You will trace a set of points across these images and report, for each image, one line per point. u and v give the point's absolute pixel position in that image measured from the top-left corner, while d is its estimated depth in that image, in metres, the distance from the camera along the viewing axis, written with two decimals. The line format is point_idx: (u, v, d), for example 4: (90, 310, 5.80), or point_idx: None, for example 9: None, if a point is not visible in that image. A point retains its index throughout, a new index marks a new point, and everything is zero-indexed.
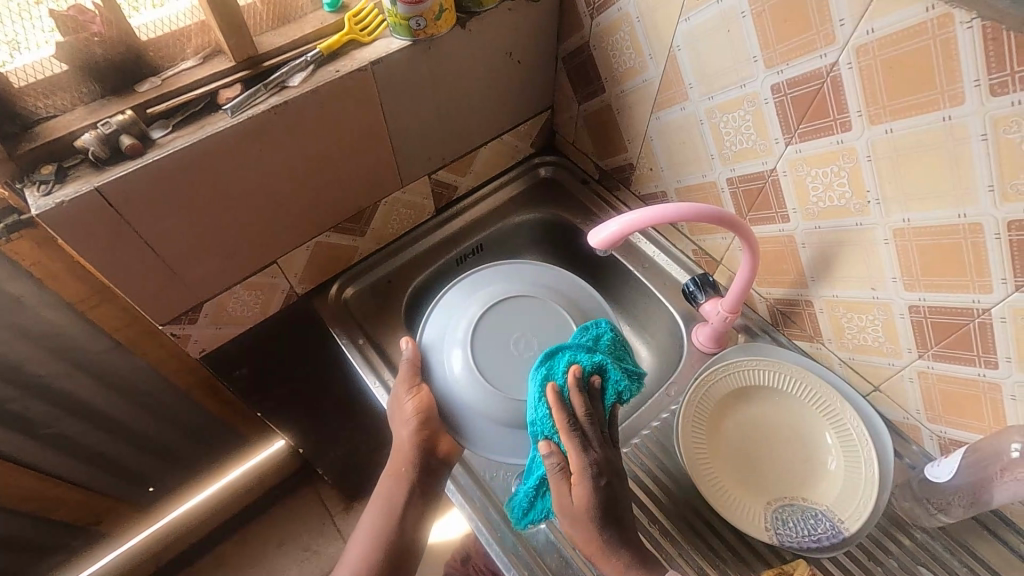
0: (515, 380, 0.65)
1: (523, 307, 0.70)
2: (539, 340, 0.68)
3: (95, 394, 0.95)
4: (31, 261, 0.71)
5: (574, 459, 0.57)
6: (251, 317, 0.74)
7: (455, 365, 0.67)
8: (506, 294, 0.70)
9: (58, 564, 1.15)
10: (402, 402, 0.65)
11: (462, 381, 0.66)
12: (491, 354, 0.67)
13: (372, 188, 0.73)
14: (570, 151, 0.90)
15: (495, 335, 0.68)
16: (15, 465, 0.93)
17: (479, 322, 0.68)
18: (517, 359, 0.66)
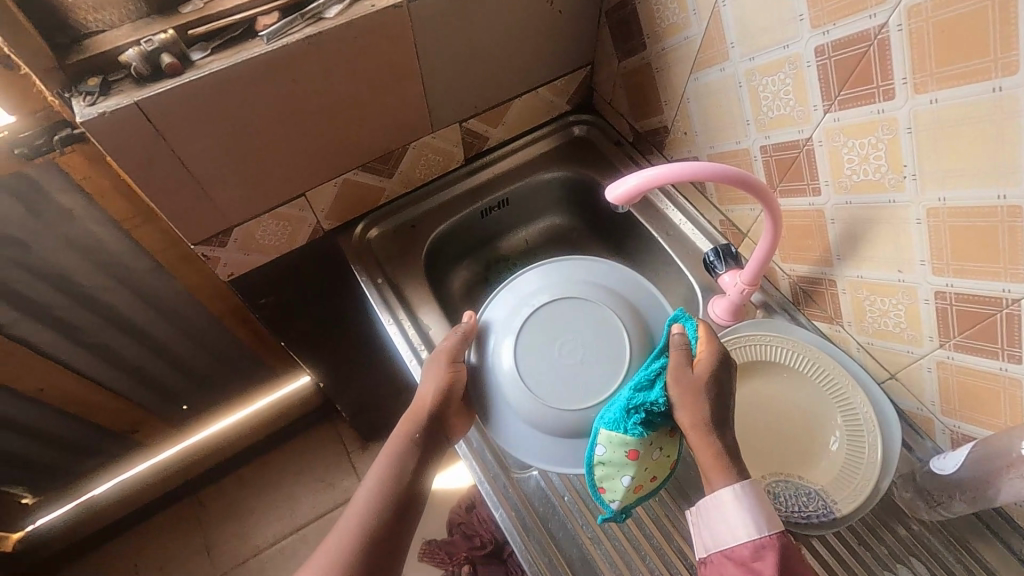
0: (552, 387, 0.59)
1: (584, 312, 0.62)
2: (597, 349, 0.61)
3: (136, 310, 1.01)
4: (82, 175, 0.76)
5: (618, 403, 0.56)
6: (279, 247, 0.76)
7: (495, 357, 0.62)
8: (567, 293, 0.63)
9: (98, 465, 1.25)
10: (435, 379, 0.63)
11: (500, 375, 0.61)
12: (535, 353, 0.61)
13: (402, 130, 0.73)
14: (606, 111, 0.89)
15: (543, 334, 0.61)
16: (62, 367, 1.01)
17: (528, 318, 0.62)
18: (571, 369, 0.60)
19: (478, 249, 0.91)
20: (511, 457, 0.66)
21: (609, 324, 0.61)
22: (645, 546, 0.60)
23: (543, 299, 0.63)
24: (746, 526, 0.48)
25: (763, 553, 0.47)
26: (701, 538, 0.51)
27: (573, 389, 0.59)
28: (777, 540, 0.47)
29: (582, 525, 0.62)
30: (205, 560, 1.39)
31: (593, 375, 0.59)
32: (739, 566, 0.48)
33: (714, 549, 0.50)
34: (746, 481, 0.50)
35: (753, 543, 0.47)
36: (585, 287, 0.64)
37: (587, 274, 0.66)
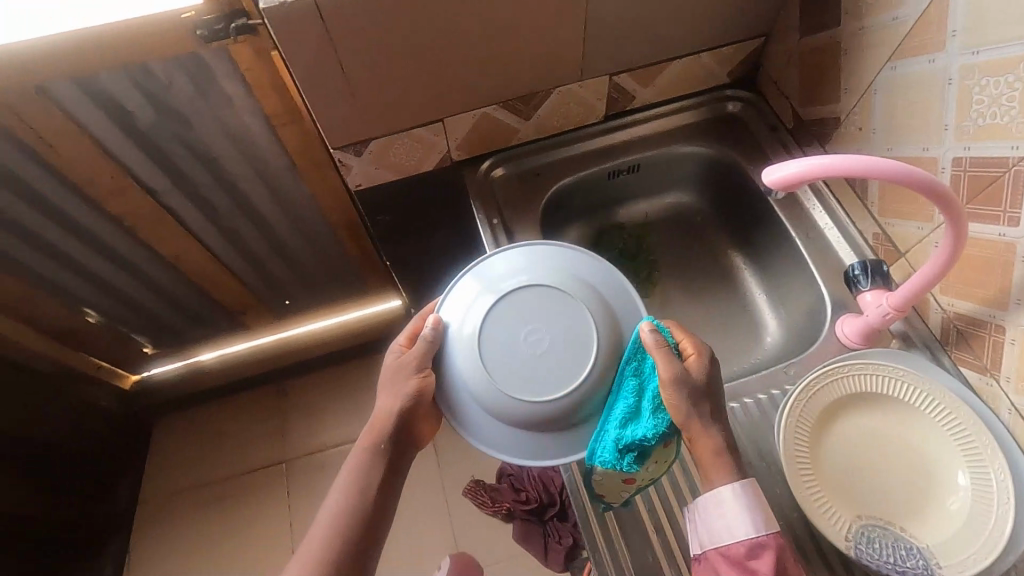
0: (512, 377, 0.55)
1: (559, 302, 0.57)
2: (559, 345, 0.55)
3: (266, 203, 1.09)
4: (248, 66, 0.82)
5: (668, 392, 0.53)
6: (407, 168, 0.78)
7: (455, 333, 0.58)
8: (545, 278, 0.58)
9: (208, 333, 1.42)
10: (406, 381, 0.58)
11: (457, 352, 0.57)
12: (498, 338, 0.56)
13: (551, 73, 0.71)
14: (770, 92, 0.81)
15: (510, 320, 0.56)
16: (196, 241, 1.12)
17: (497, 301, 0.57)
18: (529, 361, 0.55)
19: (596, 211, 0.89)
20: None
21: (583, 319, 0.56)
22: None
23: (515, 281, 0.58)
24: (742, 527, 0.50)
25: (756, 554, 0.49)
26: (696, 533, 0.53)
27: (525, 383, 0.55)
28: (774, 539, 0.49)
29: None
30: (278, 441, 1.46)
31: (552, 374, 0.55)
32: (735, 562, 0.50)
33: (706, 546, 0.52)
34: (744, 480, 0.52)
35: (751, 540, 0.49)
36: (563, 276, 0.58)
37: (564, 262, 0.60)
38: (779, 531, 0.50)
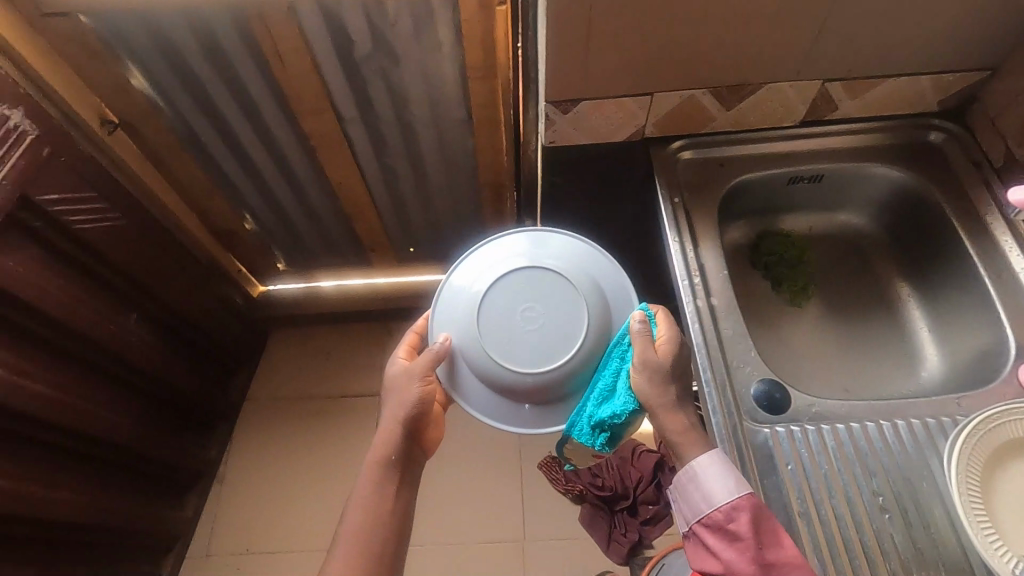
0: (498, 336, 0.63)
1: (564, 292, 0.63)
2: (547, 327, 0.63)
3: (430, 152, 1.20)
4: (467, 18, 0.91)
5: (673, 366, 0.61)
6: (599, 136, 0.81)
7: (472, 279, 0.66)
8: (564, 270, 0.65)
9: (338, 260, 1.54)
10: (410, 394, 0.67)
11: (465, 297, 0.66)
12: (501, 300, 0.63)
13: (768, 68, 0.72)
14: (979, 127, 0.79)
15: (519, 291, 0.63)
16: (360, 174, 1.24)
17: (518, 268, 0.64)
18: (516, 328, 0.63)
19: (764, 213, 0.90)
20: (747, 406, 0.65)
21: (582, 314, 0.63)
22: (860, 555, 0.56)
23: (539, 261, 0.65)
24: (714, 493, 0.54)
25: (734, 517, 0.52)
26: (681, 511, 0.57)
27: (507, 346, 0.62)
28: (749, 501, 0.53)
29: (799, 501, 0.59)
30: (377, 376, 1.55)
31: (530, 349, 0.62)
32: (717, 527, 0.53)
33: (690, 520, 0.55)
34: (711, 452, 0.56)
35: (729, 504, 0.53)
36: (577, 272, 0.65)
37: (586, 259, 0.67)
38: (753, 493, 0.53)
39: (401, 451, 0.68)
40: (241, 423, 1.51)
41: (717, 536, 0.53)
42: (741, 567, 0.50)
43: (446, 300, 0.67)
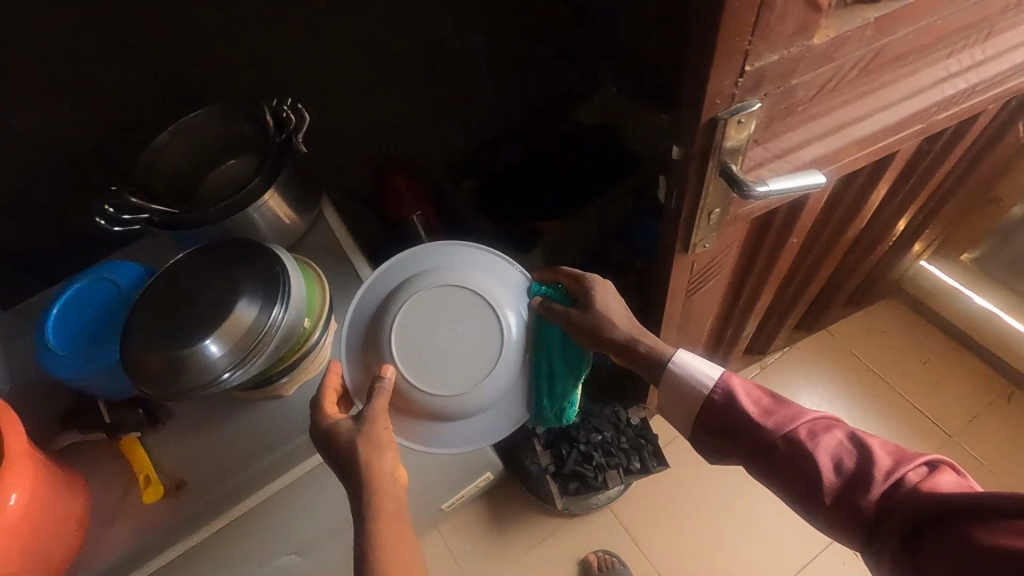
0: (416, 353, 0.77)
1: (475, 306, 0.78)
2: (462, 339, 0.77)
3: None
4: None
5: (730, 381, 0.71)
6: None
7: (399, 296, 0.79)
8: (481, 286, 0.80)
9: None
10: (374, 429, 0.68)
11: (379, 314, 0.79)
12: (421, 315, 0.78)
13: None
14: None
15: (440, 310, 0.78)
16: None
17: (428, 289, 0.78)
18: (439, 345, 0.77)
19: None
20: None
21: (493, 326, 0.79)
22: None
23: (471, 284, 0.79)
24: (701, 381, 0.73)
25: (723, 391, 0.71)
26: (667, 413, 0.78)
27: (429, 370, 0.76)
28: (723, 384, 0.71)
29: None
30: (958, 424, 1.41)
31: (456, 361, 0.77)
32: (707, 413, 0.71)
33: (695, 412, 0.73)
34: (674, 352, 0.77)
35: (707, 393, 0.72)
36: (479, 284, 0.80)
37: (496, 276, 0.82)
38: (728, 376, 0.72)
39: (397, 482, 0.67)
40: (806, 343, 1.55)
41: (713, 431, 0.71)
42: (741, 450, 0.68)
43: (368, 302, 0.81)
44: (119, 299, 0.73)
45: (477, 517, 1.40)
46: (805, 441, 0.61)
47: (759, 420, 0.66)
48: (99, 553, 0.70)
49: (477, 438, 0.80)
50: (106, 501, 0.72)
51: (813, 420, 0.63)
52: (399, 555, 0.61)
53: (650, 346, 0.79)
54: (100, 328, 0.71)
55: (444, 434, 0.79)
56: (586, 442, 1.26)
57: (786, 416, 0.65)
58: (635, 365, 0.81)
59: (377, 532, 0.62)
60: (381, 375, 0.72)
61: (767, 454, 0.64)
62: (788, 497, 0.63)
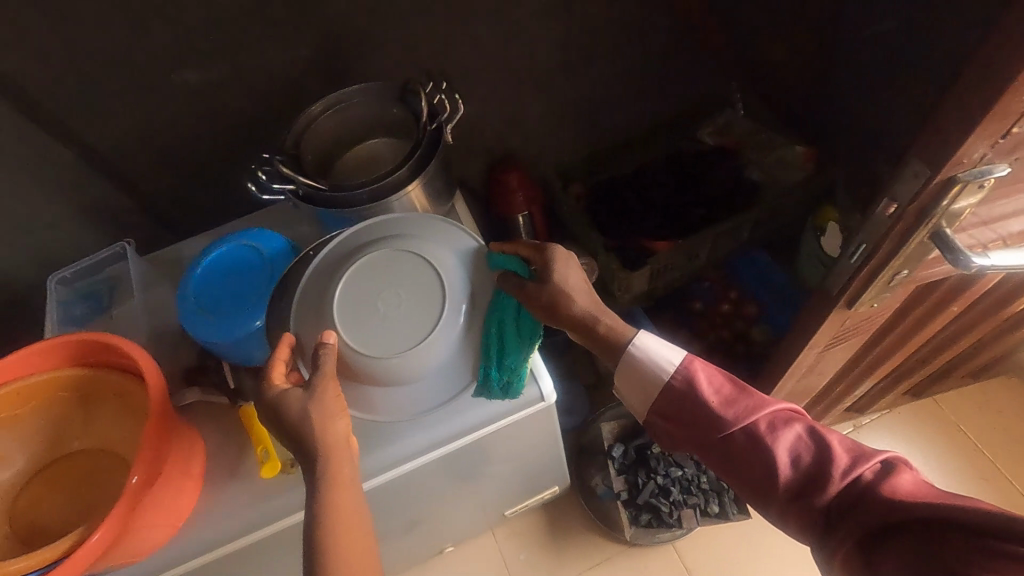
0: (363, 323, 0.70)
1: (427, 275, 0.73)
2: (415, 308, 0.71)
3: None
4: None
5: (693, 371, 0.70)
6: None
7: (342, 264, 0.73)
8: (430, 252, 0.74)
9: None
10: (325, 395, 0.64)
11: (319, 290, 0.72)
12: (369, 284, 0.72)
13: None
14: None
15: (384, 274, 0.73)
16: None
17: (373, 252, 0.74)
18: (388, 314, 0.71)
19: None
20: None
21: (438, 295, 0.72)
22: None
23: (420, 253, 0.74)
24: (661, 366, 0.71)
25: (684, 376, 0.70)
26: (623, 394, 0.76)
27: (381, 339, 0.70)
28: (683, 369, 0.70)
29: None
30: None
31: (407, 328, 0.71)
32: (666, 397, 0.71)
33: (653, 395, 0.72)
34: (639, 334, 0.74)
35: (668, 374, 0.71)
36: (432, 251, 0.74)
37: (448, 243, 0.76)
38: (688, 359, 0.71)
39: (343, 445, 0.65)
40: (909, 407, 1.44)
41: (671, 419, 0.71)
42: (695, 439, 0.68)
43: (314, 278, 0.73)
44: (261, 264, 0.75)
45: (534, 527, 1.37)
46: (764, 434, 0.63)
47: (718, 410, 0.66)
48: (208, 518, 0.68)
49: (413, 410, 0.74)
50: (220, 465, 0.70)
51: (774, 412, 0.64)
52: (348, 516, 0.63)
53: (612, 327, 0.75)
54: (239, 290, 0.73)
55: (378, 402, 0.73)
56: (665, 474, 1.21)
57: (746, 408, 0.65)
58: (597, 347, 0.76)
59: (326, 492, 0.62)
60: (324, 338, 0.66)
61: (726, 445, 0.65)
62: (739, 486, 0.65)
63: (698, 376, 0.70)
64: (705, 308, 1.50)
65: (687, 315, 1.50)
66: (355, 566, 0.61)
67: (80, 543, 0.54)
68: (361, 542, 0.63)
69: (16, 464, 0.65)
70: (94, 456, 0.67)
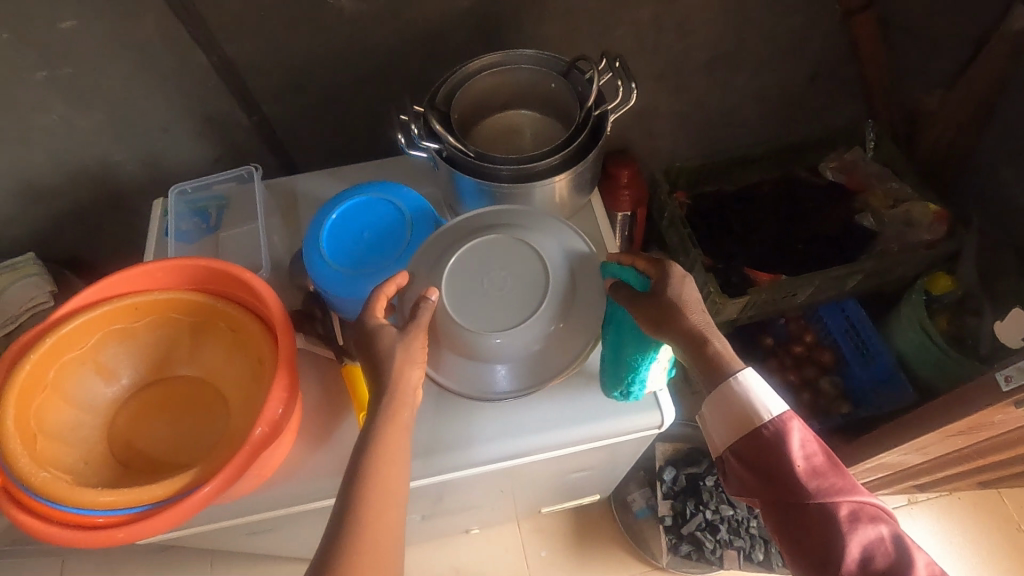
0: (463, 296, 0.66)
1: (533, 267, 0.68)
2: (512, 295, 0.66)
3: None
4: None
5: (789, 428, 0.59)
6: None
7: (460, 236, 0.69)
8: (545, 246, 0.69)
9: None
10: (412, 345, 0.60)
11: (433, 255, 0.68)
12: (478, 261, 0.68)
13: None
14: None
15: (493, 251, 0.68)
16: None
17: (493, 229, 0.69)
18: (486, 293, 0.66)
19: None
20: None
21: (538, 289, 0.67)
22: None
23: (533, 244, 0.68)
24: (757, 410, 0.59)
25: (777, 429, 0.59)
26: (715, 444, 0.64)
27: (475, 313, 0.65)
28: (778, 421, 0.58)
29: None
30: None
31: (499, 311, 0.66)
32: (750, 446, 0.60)
33: (733, 432, 0.61)
34: (744, 368, 0.60)
35: (760, 423, 0.59)
36: (544, 247, 0.68)
37: (562, 241, 0.70)
38: (784, 412, 0.59)
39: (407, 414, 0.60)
40: (970, 496, 1.37)
41: (743, 464, 0.61)
42: (758, 494, 0.60)
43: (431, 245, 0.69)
44: (402, 225, 0.72)
45: (561, 527, 1.30)
46: (842, 521, 0.55)
47: (800, 477, 0.57)
48: (294, 478, 0.66)
49: (473, 391, 0.66)
50: (314, 427, 0.68)
51: (861, 502, 0.56)
52: (391, 461, 0.58)
53: (720, 352, 0.60)
54: (378, 248, 0.70)
55: (441, 367, 0.67)
56: (714, 511, 1.19)
57: (833, 486, 0.56)
58: (693, 367, 0.62)
59: (385, 432, 0.58)
60: (427, 294, 0.62)
61: (792, 511, 0.57)
62: (793, 559, 0.58)
63: (793, 433, 0.58)
64: (775, 345, 1.38)
65: (756, 347, 1.39)
66: (388, 512, 0.57)
67: (194, 491, 0.51)
68: (398, 487, 0.59)
69: (122, 379, 0.62)
70: (200, 386, 0.64)
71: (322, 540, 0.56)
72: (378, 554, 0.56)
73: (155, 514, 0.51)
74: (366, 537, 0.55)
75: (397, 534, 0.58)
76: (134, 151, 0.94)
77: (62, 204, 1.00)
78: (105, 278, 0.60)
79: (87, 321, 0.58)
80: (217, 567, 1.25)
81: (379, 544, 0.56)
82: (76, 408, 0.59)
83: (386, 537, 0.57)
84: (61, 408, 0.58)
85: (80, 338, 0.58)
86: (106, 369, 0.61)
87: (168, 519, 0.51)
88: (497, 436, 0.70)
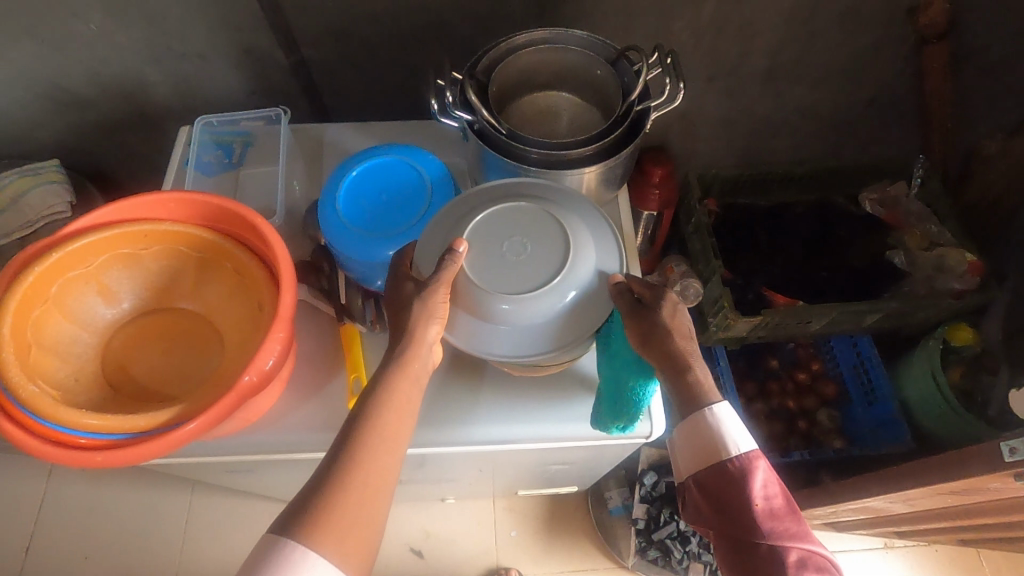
0: (483, 252, 0.64)
1: (556, 240, 0.64)
2: (529, 264, 0.63)
3: None
4: None
5: (756, 469, 0.59)
6: None
7: (495, 198, 0.67)
8: (573, 224, 0.66)
9: None
10: (433, 298, 0.60)
11: (466, 211, 0.66)
12: (506, 224, 0.65)
13: None
14: None
15: (515, 217, 0.66)
16: None
17: (526, 198, 0.67)
18: (505, 255, 0.63)
19: None
20: None
21: (557, 260, 0.64)
22: None
23: (562, 220, 0.65)
24: (725, 444, 0.60)
25: (743, 466, 0.59)
26: (678, 470, 0.65)
27: (490, 273, 0.63)
28: (746, 461, 0.60)
29: None
30: None
31: (513, 275, 0.63)
32: (713, 477, 0.61)
33: (699, 463, 0.62)
34: (720, 404, 0.61)
35: (727, 458, 0.60)
36: (571, 224, 0.65)
37: (592, 226, 0.67)
38: (753, 452, 0.60)
39: (413, 367, 0.60)
40: (947, 549, 1.36)
41: (705, 494, 0.62)
42: (713, 524, 0.60)
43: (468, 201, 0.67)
44: (421, 189, 0.70)
45: (535, 511, 1.32)
46: (789, 566, 0.55)
47: (757, 517, 0.57)
48: (277, 426, 0.66)
49: (475, 349, 0.64)
50: (303, 380, 0.68)
51: (811, 552, 0.56)
52: (399, 407, 0.58)
53: (699, 380, 0.61)
54: (393, 210, 0.69)
55: (450, 325, 0.64)
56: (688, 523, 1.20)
57: (787, 530, 0.57)
58: (673, 397, 0.63)
59: (392, 379, 0.59)
60: (455, 247, 0.61)
61: (741, 547, 0.58)
62: None
63: (761, 474, 0.59)
64: (780, 369, 1.35)
65: (759, 368, 1.36)
66: (386, 454, 0.56)
67: (178, 427, 0.52)
68: (401, 433, 0.58)
69: (122, 303, 0.62)
70: (198, 322, 0.64)
71: (314, 474, 0.54)
72: (366, 495, 0.54)
73: (137, 443, 0.51)
74: (358, 474, 0.54)
75: (388, 477, 0.56)
76: (168, 74, 0.93)
77: (91, 117, 1.00)
78: (120, 200, 0.60)
79: (92, 242, 0.58)
80: (197, 493, 1.29)
81: (373, 483, 0.54)
82: (73, 323, 0.59)
83: (378, 478, 0.55)
84: (59, 323, 0.58)
85: (87, 257, 0.58)
86: (107, 290, 0.61)
87: (149, 449, 0.51)
88: (487, 420, 0.71)
